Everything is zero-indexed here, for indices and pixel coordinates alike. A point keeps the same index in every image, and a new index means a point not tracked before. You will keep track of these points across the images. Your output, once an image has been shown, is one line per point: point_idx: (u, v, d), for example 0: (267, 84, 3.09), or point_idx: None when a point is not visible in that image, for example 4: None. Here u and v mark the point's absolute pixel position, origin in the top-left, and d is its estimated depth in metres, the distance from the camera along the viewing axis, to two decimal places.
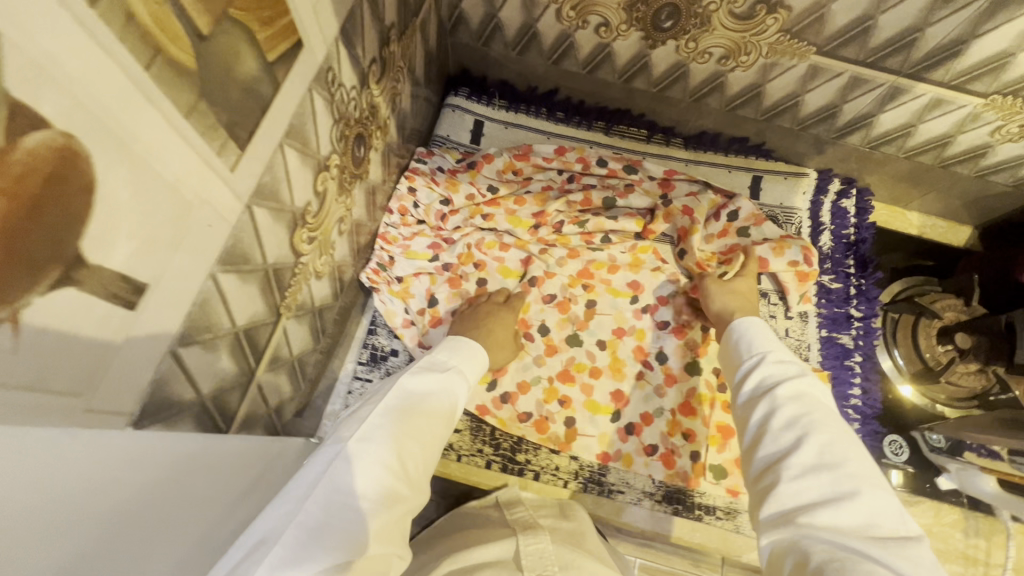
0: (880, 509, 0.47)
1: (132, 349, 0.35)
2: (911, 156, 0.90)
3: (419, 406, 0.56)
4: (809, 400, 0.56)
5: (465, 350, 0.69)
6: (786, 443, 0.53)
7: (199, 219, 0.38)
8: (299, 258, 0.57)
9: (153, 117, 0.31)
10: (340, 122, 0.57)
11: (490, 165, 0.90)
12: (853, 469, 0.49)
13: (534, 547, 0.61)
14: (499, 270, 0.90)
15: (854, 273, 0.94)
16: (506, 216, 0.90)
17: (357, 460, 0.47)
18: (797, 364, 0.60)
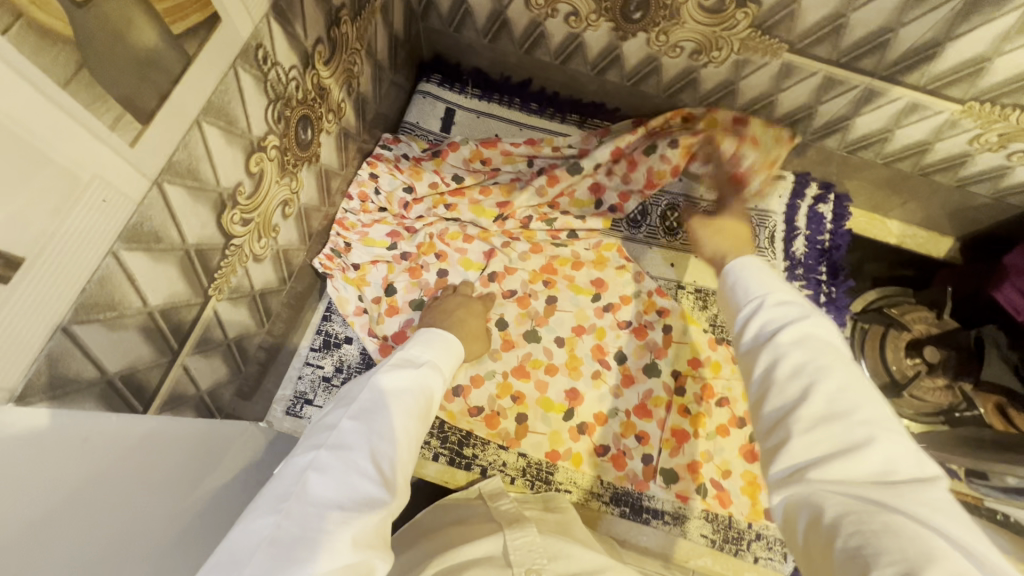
0: (900, 452, 0.39)
1: (9, 325, 0.34)
2: (889, 162, 0.87)
3: (395, 400, 0.52)
4: (815, 347, 0.45)
5: (440, 341, 0.63)
6: (792, 395, 0.43)
7: (91, 194, 0.37)
8: (231, 240, 0.56)
9: (17, 84, 0.30)
10: (278, 102, 0.56)
11: (456, 154, 0.90)
12: (871, 413, 0.41)
13: (522, 541, 0.56)
14: (461, 261, 0.87)
15: (825, 280, 0.92)
16: (470, 207, 0.88)
17: (330, 474, 0.44)
18: (801, 304, 0.49)
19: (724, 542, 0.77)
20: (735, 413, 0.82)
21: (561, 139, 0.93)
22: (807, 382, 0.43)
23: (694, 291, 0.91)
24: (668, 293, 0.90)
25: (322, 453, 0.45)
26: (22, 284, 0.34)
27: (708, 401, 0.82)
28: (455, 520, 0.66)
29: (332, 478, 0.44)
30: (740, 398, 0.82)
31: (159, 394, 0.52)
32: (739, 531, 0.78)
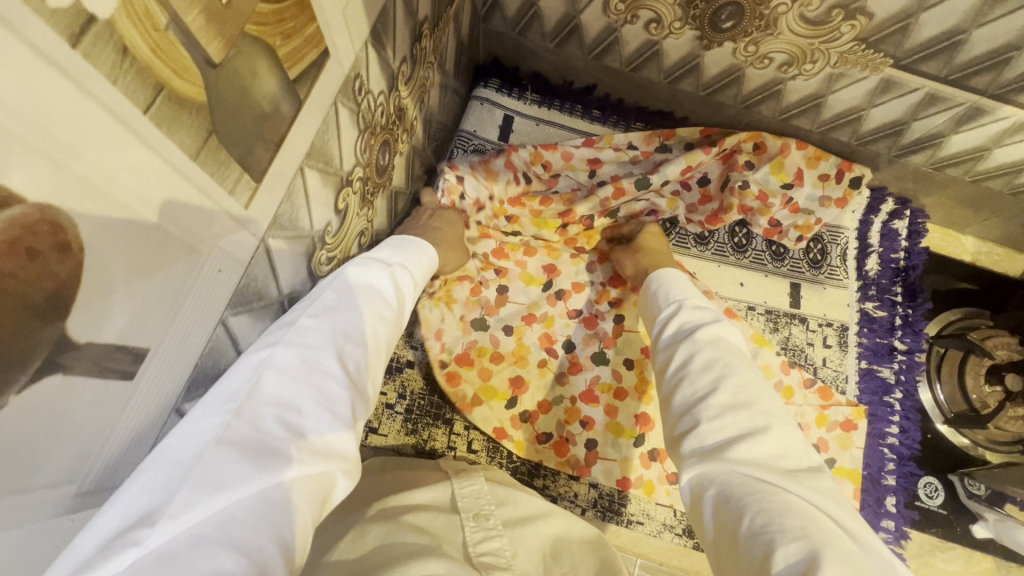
0: (791, 442, 0.44)
1: (130, 421, 0.31)
2: (978, 180, 0.83)
3: (364, 296, 0.45)
4: (724, 347, 0.51)
5: (413, 250, 0.56)
6: (702, 388, 0.48)
7: (209, 265, 0.33)
8: (317, 281, 0.52)
9: (155, 165, 0.26)
10: (365, 132, 0.51)
11: (518, 155, 0.83)
12: (766, 404, 0.46)
13: (469, 488, 0.57)
14: (521, 276, 0.84)
15: (901, 302, 0.88)
16: (530, 217, 0.84)
17: (288, 370, 0.36)
18: (713, 310, 0.56)
19: None
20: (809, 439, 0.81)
21: (621, 137, 0.87)
22: (719, 380, 0.47)
23: (764, 313, 0.88)
24: (739, 313, 0.87)
25: (283, 344, 0.37)
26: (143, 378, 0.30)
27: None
28: (407, 470, 0.67)
29: (299, 375, 0.36)
30: (815, 423, 0.81)
31: None
32: None
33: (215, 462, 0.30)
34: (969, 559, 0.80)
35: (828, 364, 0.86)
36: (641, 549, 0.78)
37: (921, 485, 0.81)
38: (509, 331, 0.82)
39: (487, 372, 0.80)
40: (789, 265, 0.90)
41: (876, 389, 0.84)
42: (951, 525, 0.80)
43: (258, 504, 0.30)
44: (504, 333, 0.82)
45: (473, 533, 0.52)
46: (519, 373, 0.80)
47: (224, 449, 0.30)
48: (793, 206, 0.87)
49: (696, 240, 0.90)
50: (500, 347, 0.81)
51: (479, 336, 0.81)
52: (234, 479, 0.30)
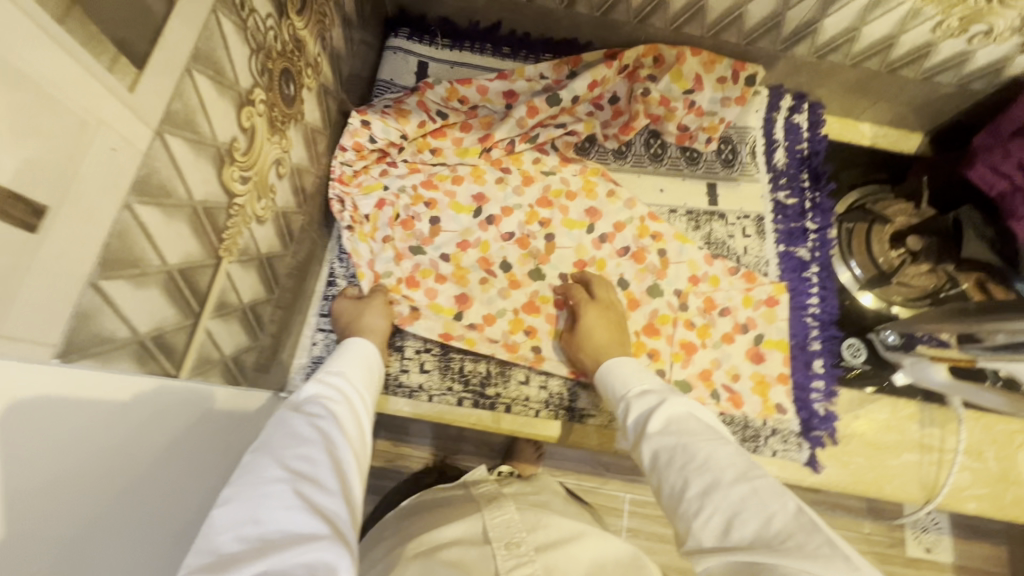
0: (767, 500, 0.48)
1: (41, 278, 0.34)
2: (857, 63, 0.90)
3: (294, 417, 0.56)
4: (677, 427, 0.57)
5: (346, 359, 0.69)
6: (678, 483, 0.53)
7: (100, 141, 0.36)
8: (232, 198, 0.55)
9: (18, 19, 0.29)
10: (259, 53, 0.55)
11: (432, 91, 0.88)
12: (732, 474, 0.51)
13: (501, 520, 0.69)
14: (451, 205, 0.89)
15: (808, 187, 0.95)
16: (453, 149, 0.91)
17: (237, 497, 0.47)
18: (655, 394, 0.63)
19: (744, 441, 0.82)
20: (738, 320, 0.88)
21: (532, 69, 0.91)
22: (686, 470, 0.53)
23: (686, 213, 0.93)
24: (661, 216, 0.93)
25: (232, 482, 0.49)
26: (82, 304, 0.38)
27: (710, 312, 0.88)
28: (447, 506, 0.78)
29: (246, 496, 0.47)
30: (741, 305, 0.88)
31: (188, 356, 0.53)
32: (755, 428, 0.83)
33: None
34: (895, 407, 0.87)
35: (749, 253, 0.92)
36: (594, 441, 0.81)
37: (845, 347, 0.88)
38: (447, 257, 0.87)
39: (433, 291, 0.86)
40: (704, 167, 0.96)
41: (794, 267, 0.91)
42: (876, 379, 0.87)
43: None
44: (442, 259, 0.87)
45: (506, 558, 0.62)
46: (464, 290, 0.86)
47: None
48: (699, 110, 0.93)
49: (615, 154, 0.96)
50: (441, 269, 0.87)
51: (421, 259, 0.87)
52: None
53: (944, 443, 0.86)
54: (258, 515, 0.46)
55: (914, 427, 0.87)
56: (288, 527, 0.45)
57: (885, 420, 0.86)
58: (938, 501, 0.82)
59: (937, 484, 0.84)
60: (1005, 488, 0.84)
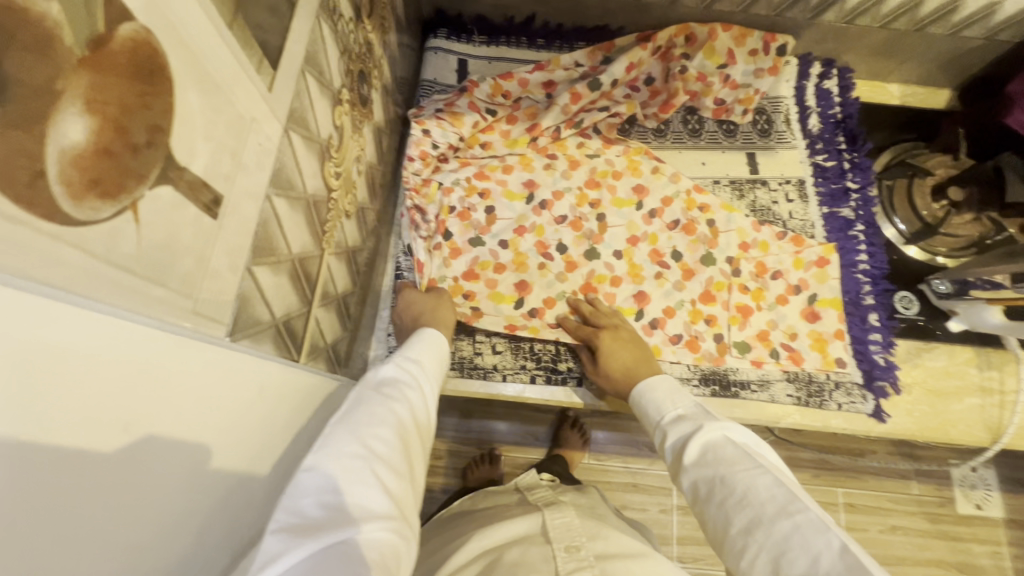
0: (811, 538, 0.45)
1: (220, 261, 0.37)
2: (885, 24, 0.92)
3: (374, 396, 0.57)
4: (714, 457, 0.55)
5: (419, 344, 0.70)
6: (722, 519, 0.52)
7: (253, 136, 0.40)
8: (330, 193, 0.59)
9: (206, 25, 0.33)
10: (344, 55, 0.59)
11: (479, 89, 0.91)
12: (775, 508, 0.49)
13: (561, 522, 0.74)
14: (504, 194, 0.93)
15: (845, 149, 0.98)
16: (502, 141, 0.94)
17: (320, 460, 0.47)
18: (689, 422, 0.60)
19: (810, 397, 0.85)
20: (791, 281, 0.90)
21: (567, 58, 0.94)
22: (727, 505, 0.52)
23: (729, 184, 0.96)
24: (706, 188, 0.95)
25: (315, 448, 0.48)
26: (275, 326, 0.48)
27: (763, 276, 0.91)
28: (512, 510, 0.84)
29: (329, 462, 0.47)
30: (793, 267, 0.91)
31: (305, 341, 0.57)
32: (819, 384, 0.86)
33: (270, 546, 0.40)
34: (952, 353, 0.89)
35: (794, 217, 0.95)
36: None
37: (897, 299, 0.91)
38: (505, 244, 0.90)
39: (493, 281, 0.88)
40: (742, 138, 0.99)
41: (840, 227, 0.94)
42: (930, 328, 0.90)
43: (325, 556, 0.40)
44: (500, 247, 0.90)
45: (566, 560, 0.65)
46: (523, 278, 0.89)
47: (276, 535, 0.41)
48: (733, 83, 0.96)
49: (654, 133, 0.99)
50: (500, 258, 0.89)
51: (480, 251, 0.90)
52: (294, 546, 0.40)
53: (1004, 385, 0.88)
54: (340, 485, 0.46)
55: (973, 372, 0.89)
56: (366, 504, 0.46)
57: (944, 367, 0.89)
58: (1004, 440, 0.84)
59: (1001, 425, 0.86)
60: None
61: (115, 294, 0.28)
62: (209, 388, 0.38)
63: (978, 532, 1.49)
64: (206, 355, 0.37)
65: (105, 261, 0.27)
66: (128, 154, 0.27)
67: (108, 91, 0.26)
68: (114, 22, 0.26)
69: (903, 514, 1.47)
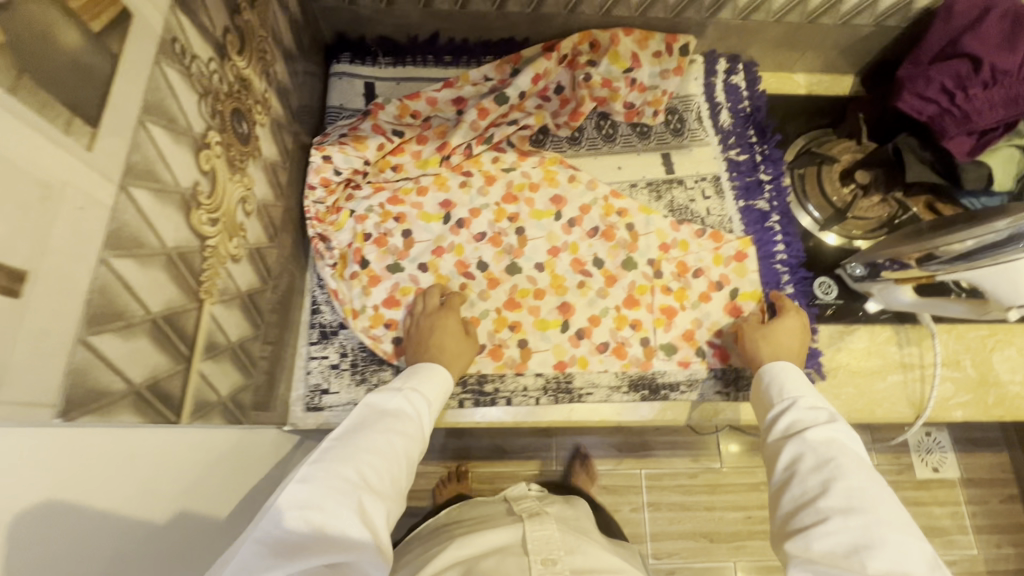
0: (908, 555, 0.54)
1: (30, 339, 0.35)
2: (780, 18, 0.94)
3: (376, 421, 0.63)
4: (835, 445, 0.63)
5: (423, 372, 0.74)
6: (813, 488, 0.61)
7: (67, 201, 0.37)
8: (205, 241, 0.56)
9: None
10: (208, 97, 0.56)
11: (384, 111, 0.90)
12: (883, 515, 0.56)
13: (540, 534, 0.75)
14: (420, 216, 0.91)
15: (757, 141, 0.99)
16: (414, 161, 0.92)
17: (310, 480, 0.53)
18: (827, 410, 0.68)
19: (737, 392, 0.86)
20: (712, 278, 0.91)
21: (476, 73, 0.94)
22: (829, 482, 0.60)
23: (646, 185, 0.97)
24: (623, 193, 0.96)
25: (312, 464, 0.55)
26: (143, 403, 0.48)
27: (685, 276, 0.91)
28: (493, 515, 0.86)
29: (317, 483, 0.53)
30: (713, 263, 0.91)
31: (188, 400, 0.54)
32: (746, 378, 0.86)
33: (251, 558, 0.47)
34: (873, 333, 0.92)
35: (712, 214, 0.96)
36: (595, 417, 0.84)
37: (818, 285, 0.92)
38: (425, 267, 0.89)
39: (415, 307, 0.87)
40: (656, 140, 0.99)
41: (757, 219, 0.95)
42: (848, 310, 0.92)
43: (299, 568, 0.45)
44: (420, 271, 0.88)
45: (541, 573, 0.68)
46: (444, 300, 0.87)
47: (256, 548, 0.47)
48: (640, 86, 0.96)
49: (569, 142, 0.99)
50: (421, 283, 0.88)
51: (399, 278, 0.88)
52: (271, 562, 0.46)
53: (923, 359, 0.90)
54: (323, 503, 0.51)
55: (894, 349, 0.91)
56: (344, 527, 0.50)
57: (866, 348, 0.91)
58: (926, 413, 0.87)
59: (923, 398, 0.89)
60: (986, 391, 0.89)
61: None
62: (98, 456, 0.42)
63: (938, 495, 1.56)
64: (22, 453, 0.35)
65: None
66: None
67: None
68: None
69: None
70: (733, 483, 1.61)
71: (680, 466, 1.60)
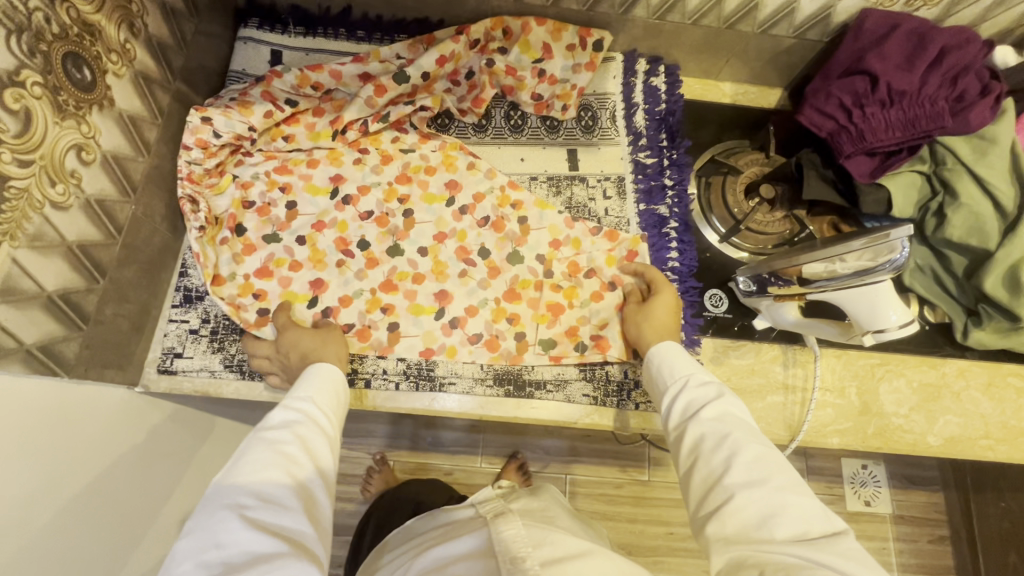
0: (808, 516, 0.54)
1: None
2: (696, 21, 0.92)
3: (269, 436, 0.60)
4: (729, 420, 0.63)
5: (317, 376, 0.71)
6: (717, 466, 0.60)
7: None
8: (7, 180, 0.55)
9: None
10: (21, 34, 0.55)
11: (280, 79, 0.88)
12: (786, 480, 0.57)
13: (508, 534, 0.68)
14: (306, 188, 0.89)
15: (666, 146, 0.97)
16: (306, 133, 0.90)
17: (205, 521, 0.52)
18: (714, 386, 0.67)
19: (606, 397, 0.83)
20: (604, 279, 0.89)
21: (387, 50, 0.92)
22: (730, 459, 0.59)
23: (546, 180, 0.95)
24: (522, 185, 0.93)
25: (200, 511, 0.54)
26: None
27: (575, 275, 0.89)
28: (461, 520, 0.80)
29: (210, 524, 0.52)
30: (604, 265, 0.90)
31: None
32: (617, 383, 0.84)
33: None
34: (759, 351, 0.89)
35: (610, 214, 0.94)
36: (455, 408, 0.81)
37: (707, 297, 0.91)
38: (303, 240, 0.87)
39: (288, 279, 0.85)
40: (564, 134, 0.97)
41: (654, 223, 0.93)
42: (736, 325, 0.90)
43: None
44: (297, 243, 0.87)
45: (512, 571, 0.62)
46: (319, 275, 0.86)
47: None
48: (550, 79, 0.95)
49: (474, 129, 0.97)
50: (295, 256, 0.86)
51: (275, 249, 0.86)
52: None
53: (807, 382, 0.88)
54: (221, 539, 0.51)
55: (779, 369, 0.89)
56: (254, 550, 0.51)
57: (749, 365, 0.88)
58: (800, 437, 0.84)
59: (800, 422, 0.86)
60: (867, 421, 0.87)
61: None
62: None
63: (866, 529, 1.57)
64: None
65: None
66: None
67: None
68: None
69: None
70: (658, 498, 1.63)
71: (607, 475, 1.64)
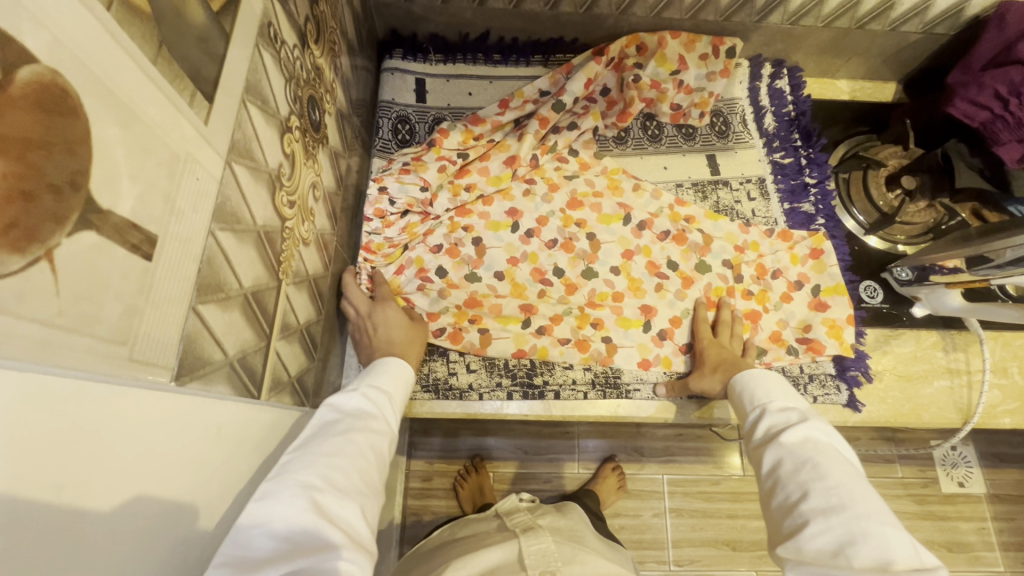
0: (893, 547, 0.46)
1: (163, 291, 0.36)
2: (829, 23, 0.95)
3: (342, 421, 0.55)
4: (814, 446, 0.55)
5: (388, 368, 0.69)
6: (795, 493, 0.53)
7: (190, 171, 0.39)
8: (285, 222, 0.57)
9: (119, 56, 0.31)
10: (291, 82, 0.58)
11: (449, 138, 0.89)
12: (869, 509, 0.49)
13: (538, 548, 0.70)
14: (488, 226, 0.91)
15: (801, 145, 1.00)
16: (484, 179, 0.92)
17: (274, 489, 0.45)
18: (798, 411, 0.61)
19: None
20: (791, 278, 0.92)
21: (530, 88, 0.93)
22: (810, 485, 0.52)
23: (691, 186, 0.98)
24: (682, 198, 0.96)
25: (272, 479, 0.47)
26: (31, 421, 0.27)
27: (765, 277, 0.92)
28: (477, 536, 0.81)
29: (282, 493, 0.45)
30: (791, 263, 0.93)
31: (264, 377, 0.55)
32: (795, 378, 0.87)
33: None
34: (918, 338, 0.91)
35: (757, 215, 0.96)
36: (644, 412, 0.85)
37: (862, 289, 0.94)
38: (501, 276, 0.89)
39: (497, 307, 0.87)
40: (701, 141, 1.00)
41: (802, 221, 0.96)
42: (896, 314, 0.93)
43: None
44: (497, 280, 0.88)
45: None
46: (526, 300, 0.88)
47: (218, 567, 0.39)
48: (688, 88, 0.97)
49: (615, 141, 1.00)
50: (500, 291, 0.88)
51: (477, 287, 0.88)
52: None
53: (970, 365, 0.89)
54: (286, 514, 0.44)
55: (940, 354, 0.90)
56: (310, 536, 0.43)
57: (911, 352, 0.90)
58: (975, 421, 0.86)
59: (970, 405, 0.88)
60: None
61: (41, 355, 0.27)
62: (196, 407, 0.41)
63: None
64: (156, 412, 0.36)
65: (39, 322, 0.27)
66: (43, 217, 0.26)
67: (33, 151, 0.26)
68: (12, 67, 0.24)
69: (888, 498, 1.42)
70: None
71: (701, 472, 1.43)
